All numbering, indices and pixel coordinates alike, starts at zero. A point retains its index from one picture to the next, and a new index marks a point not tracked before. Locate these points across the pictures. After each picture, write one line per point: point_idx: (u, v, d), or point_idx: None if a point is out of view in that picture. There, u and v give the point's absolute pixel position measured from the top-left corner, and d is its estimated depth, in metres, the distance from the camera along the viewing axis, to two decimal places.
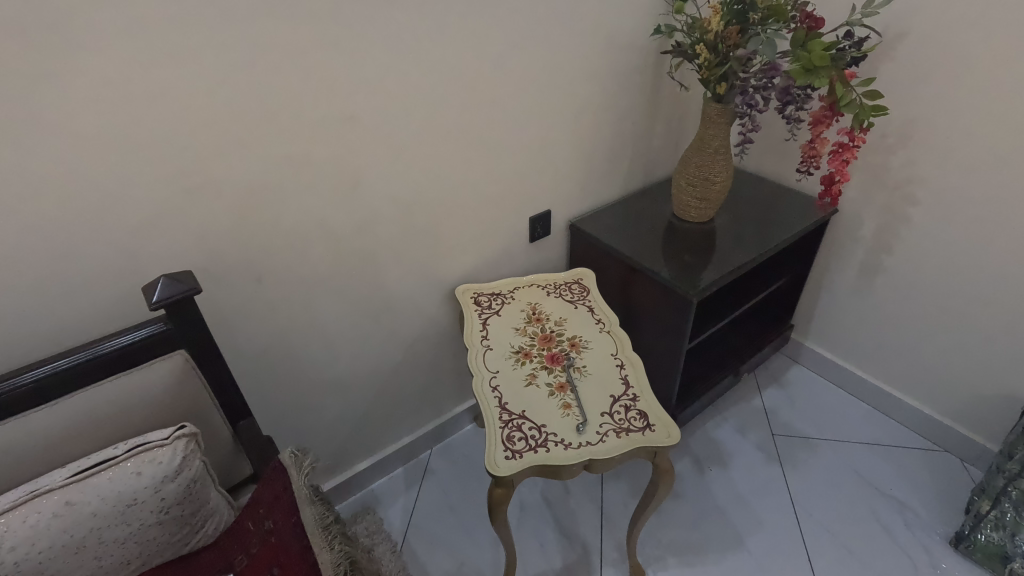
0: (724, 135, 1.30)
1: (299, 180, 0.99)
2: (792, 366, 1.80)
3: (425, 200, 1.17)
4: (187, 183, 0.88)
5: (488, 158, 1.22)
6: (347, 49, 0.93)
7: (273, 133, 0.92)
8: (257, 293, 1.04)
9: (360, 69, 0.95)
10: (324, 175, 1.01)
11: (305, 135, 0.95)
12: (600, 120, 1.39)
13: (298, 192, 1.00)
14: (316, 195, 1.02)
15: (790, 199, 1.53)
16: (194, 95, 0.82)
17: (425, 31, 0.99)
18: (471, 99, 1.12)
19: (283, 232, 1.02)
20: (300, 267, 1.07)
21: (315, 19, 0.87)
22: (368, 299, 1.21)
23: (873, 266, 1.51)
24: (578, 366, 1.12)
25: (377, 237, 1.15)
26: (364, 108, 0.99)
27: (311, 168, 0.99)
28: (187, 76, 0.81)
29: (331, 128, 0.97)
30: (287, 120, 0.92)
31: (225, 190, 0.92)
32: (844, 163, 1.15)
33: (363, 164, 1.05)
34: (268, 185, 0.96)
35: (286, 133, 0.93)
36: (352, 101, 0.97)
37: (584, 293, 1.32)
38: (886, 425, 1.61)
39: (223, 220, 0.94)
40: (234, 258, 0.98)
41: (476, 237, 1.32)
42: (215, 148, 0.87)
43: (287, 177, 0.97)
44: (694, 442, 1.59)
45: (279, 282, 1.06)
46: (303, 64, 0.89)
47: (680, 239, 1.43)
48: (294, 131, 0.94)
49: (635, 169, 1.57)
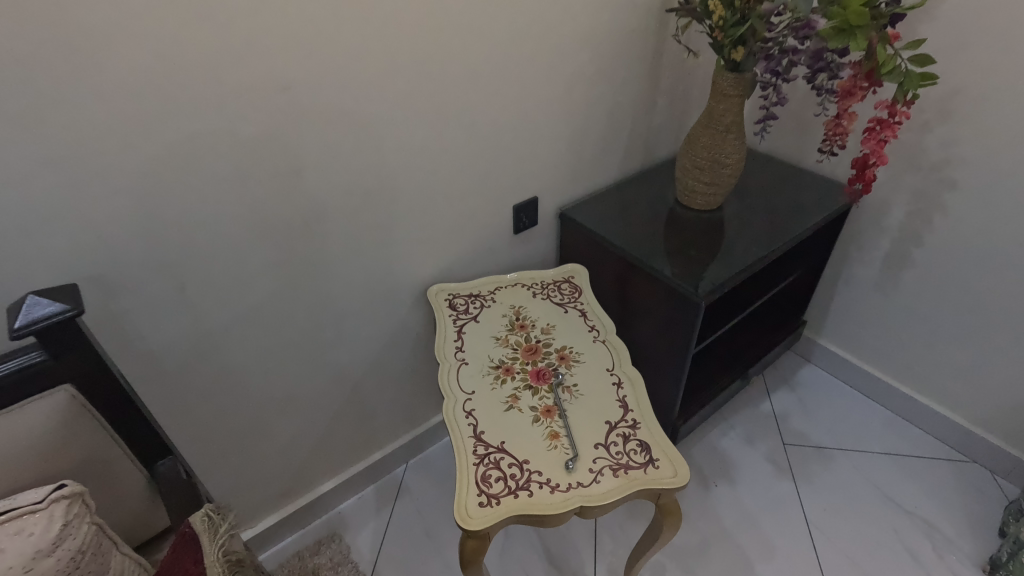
0: (737, 110, 1.11)
1: (226, 167, 0.80)
2: (804, 365, 1.65)
3: (387, 188, 0.99)
4: (73, 171, 0.69)
5: (463, 137, 1.04)
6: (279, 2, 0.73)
7: (186, 109, 0.73)
8: (181, 304, 0.87)
9: (297, 24, 0.76)
10: (258, 160, 0.82)
11: (228, 110, 0.76)
12: (594, 93, 1.20)
13: (224, 182, 0.81)
14: (249, 185, 0.84)
15: (807, 184, 1.36)
16: (73, 56, 0.63)
17: None
18: (440, 65, 0.93)
19: (209, 231, 0.84)
20: (234, 271, 0.89)
21: None
22: (323, 305, 1.04)
23: (899, 259, 1.35)
24: (568, 385, 0.95)
25: (330, 233, 0.97)
26: (304, 75, 0.80)
27: (240, 151, 0.80)
28: (59, 30, 0.62)
29: (264, 100, 0.79)
30: (203, 89, 0.73)
31: (126, 178, 0.73)
32: (882, 144, 0.96)
33: (308, 146, 0.86)
34: (186, 172, 0.77)
35: (201, 106, 0.74)
36: (288, 66, 0.78)
37: (575, 294, 1.15)
38: (907, 432, 1.47)
39: (127, 216, 0.75)
40: (147, 263, 0.80)
41: (451, 230, 1.14)
42: (108, 126, 0.69)
43: (210, 162, 0.79)
44: (697, 452, 1.44)
45: (208, 289, 0.88)
46: (220, 16, 0.70)
47: (685, 231, 1.26)
48: (215, 106, 0.75)
49: (633, 149, 1.39)
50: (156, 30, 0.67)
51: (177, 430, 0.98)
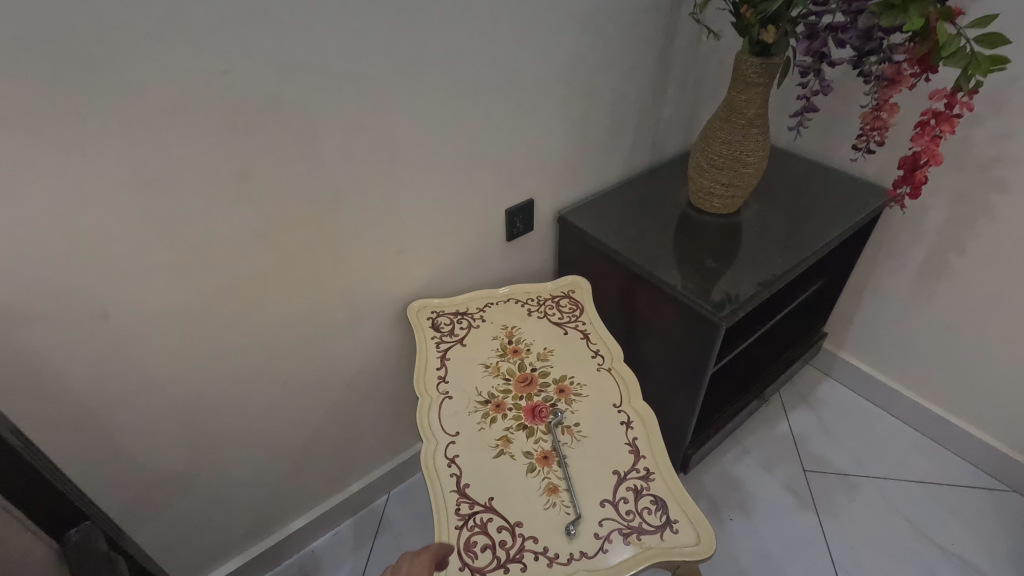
0: (762, 100, 0.97)
1: (150, 169, 0.65)
2: (823, 381, 1.52)
3: (356, 192, 0.85)
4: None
5: (446, 131, 0.89)
6: None
7: (92, 97, 0.58)
8: (105, 333, 0.72)
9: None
10: (192, 160, 0.67)
11: (147, 96, 0.61)
12: (597, 80, 1.05)
13: (151, 188, 0.66)
14: (184, 192, 0.69)
15: (833, 187, 1.23)
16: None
17: None
18: (417, 45, 0.78)
19: (135, 247, 0.69)
20: (169, 293, 0.75)
21: None
22: (283, 327, 0.90)
23: (936, 268, 1.21)
24: (569, 425, 0.81)
25: (287, 245, 0.82)
26: (246, 56, 0.65)
27: (168, 148, 0.65)
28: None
29: (197, 85, 0.64)
30: (110, 70, 0.58)
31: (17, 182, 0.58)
32: (937, 141, 0.82)
33: (255, 142, 0.71)
34: (100, 174, 0.62)
35: (109, 90, 0.59)
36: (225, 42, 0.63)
37: (576, 312, 1.01)
38: (938, 457, 1.34)
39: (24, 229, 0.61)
40: (56, 287, 0.66)
41: (433, 239, 1.00)
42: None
43: (128, 162, 0.63)
44: (709, 481, 1.30)
45: (139, 314, 0.74)
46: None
47: (699, 238, 1.12)
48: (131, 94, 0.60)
49: (640, 145, 1.24)
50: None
51: (111, 475, 0.84)
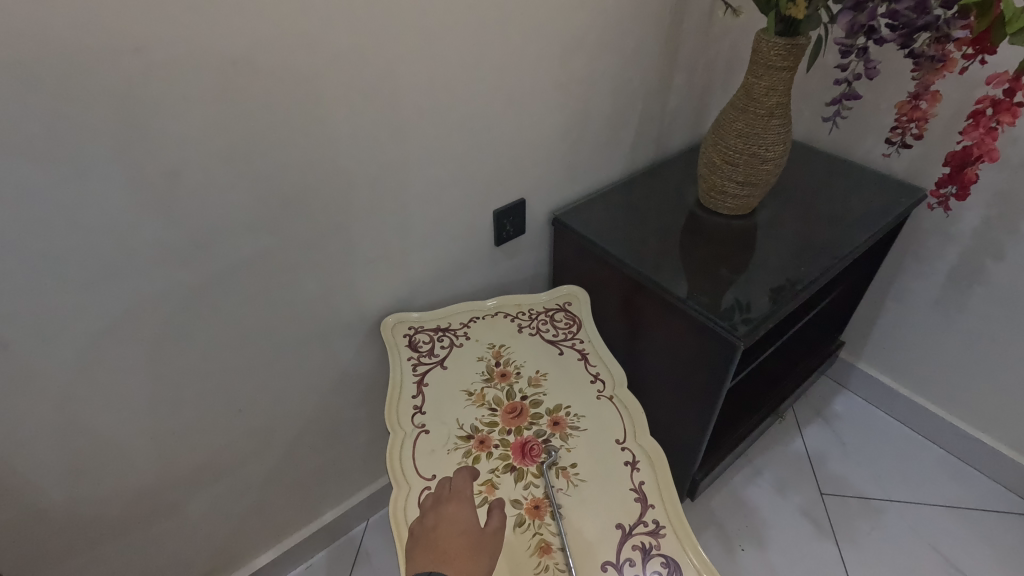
0: (785, 87, 0.85)
1: (50, 161, 0.54)
2: (839, 393, 1.41)
3: (314, 189, 0.73)
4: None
5: (419, 119, 0.77)
6: None
7: None
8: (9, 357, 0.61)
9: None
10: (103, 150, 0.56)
11: (39, 68, 0.50)
12: (595, 63, 0.93)
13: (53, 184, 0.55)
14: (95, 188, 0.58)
15: (856, 186, 1.11)
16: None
17: None
18: (381, 18, 0.66)
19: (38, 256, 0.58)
20: (88, 308, 0.64)
21: None
22: (234, 344, 0.79)
23: (970, 273, 1.09)
24: (564, 467, 0.70)
25: (233, 251, 0.71)
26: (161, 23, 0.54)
27: (72, 135, 0.54)
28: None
29: (100, 56, 0.52)
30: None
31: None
32: (993, 134, 0.70)
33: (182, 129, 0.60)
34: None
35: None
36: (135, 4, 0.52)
37: (572, 327, 0.89)
38: (967, 478, 1.23)
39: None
40: None
41: (409, 244, 0.88)
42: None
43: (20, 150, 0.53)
44: (718, 505, 1.19)
45: (54, 332, 0.63)
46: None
47: (710, 243, 1.00)
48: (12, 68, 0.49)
49: (643, 139, 1.12)
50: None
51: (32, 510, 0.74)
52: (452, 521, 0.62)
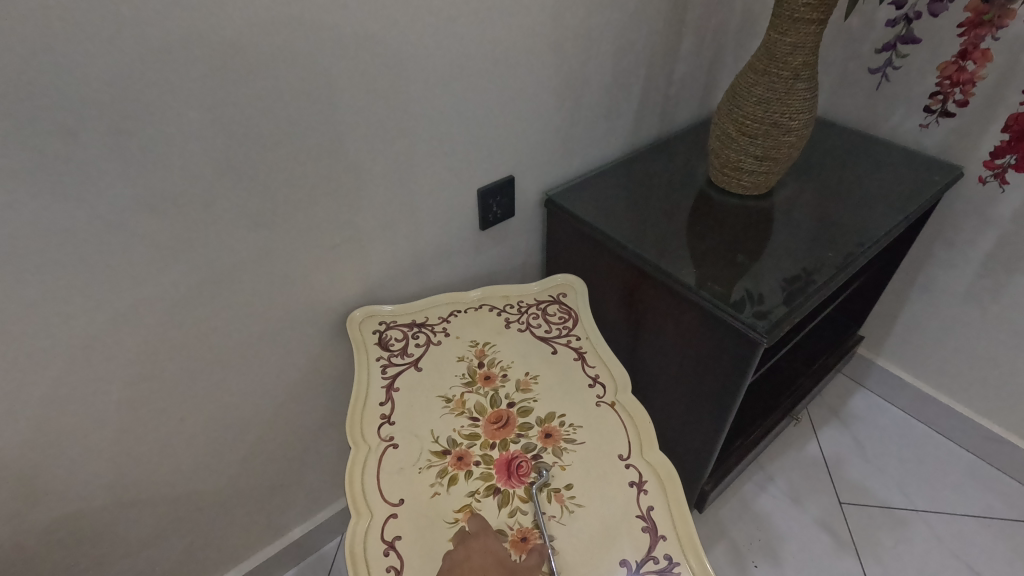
0: (813, 43, 0.74)
1: None
2: (856, 391, 1.30)
3: (256, 156, 0.61)
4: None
5: (382, 75, 0.65)
6: None
7: None
8: None
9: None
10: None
11: None
12: (593, 18, 0.81)
13: None
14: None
15: (883, 164, 1.00)
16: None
17: None
18: None
19: None
20: None
21: None
22: (168, 342, 0.67)
23: (1009, 261, 0.98)
24: (558, 490, 0.59)
25: (156, 229, 0.59)
26: None
27: None
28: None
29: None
30: None
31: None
32: None
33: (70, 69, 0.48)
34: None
35: None
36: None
37: (567, 322, 0.78)
38: (997, 485, 1.13)
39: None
40: None
41: (379, 225, 0.77)
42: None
43: None
44: (727, 516, 1.09)
45: None
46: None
47: (722, 226, 0.89)
48: None
49: (646, 110, 1.00)
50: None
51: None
52: (483, 553, 0.53)
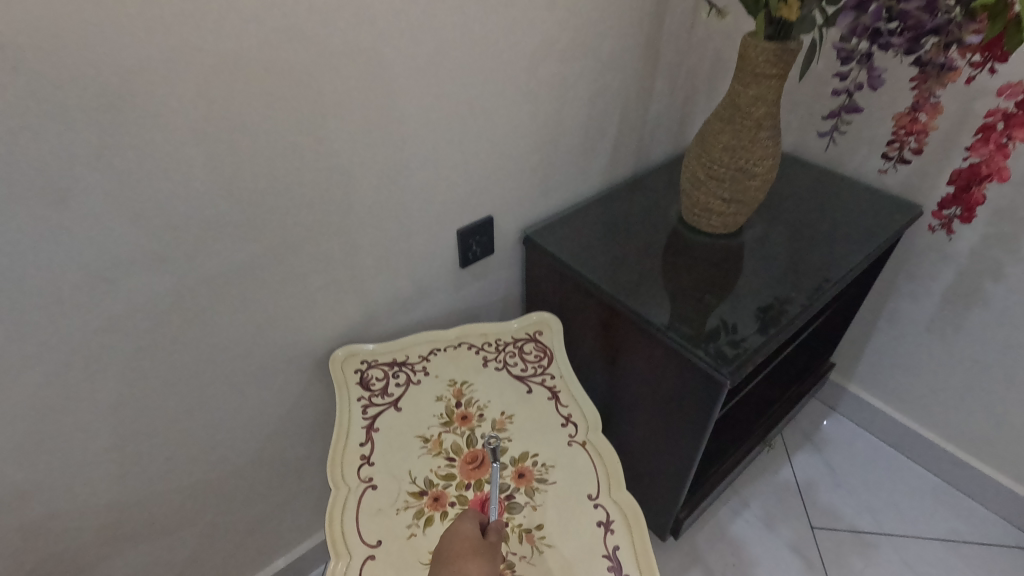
0: (774, 96, 0.78)
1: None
2: (828, 415, 1.34)
3: (241, 212, 0.64)
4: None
5: (363, 128, 0.68)
6: None
7: None
8: None
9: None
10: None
11: None
12: (568, 68, 0.85)
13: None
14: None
15: (849, 201, 1.04)
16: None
17: None
18: (311, 9, 0.57)
19: None
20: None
21: None
22: (155, 390, 0.69)
23: (967, 295, 1.03)
24: (529, 529, 0.61)
25: (141, 284, 0.61)
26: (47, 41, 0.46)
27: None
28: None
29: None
30: None
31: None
32: (1005, 150, 0.63)
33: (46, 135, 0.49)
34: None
35: None
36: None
37: (543, 360, 0.81)
38: (961, 508, 1.17)
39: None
40: None
41: (361, 269, 0.80)
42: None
43: None
44: (703, 541, 1.12)
45: None
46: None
47: (693, 264, 0.92)
48: None
49: (621, 149, 1.04)
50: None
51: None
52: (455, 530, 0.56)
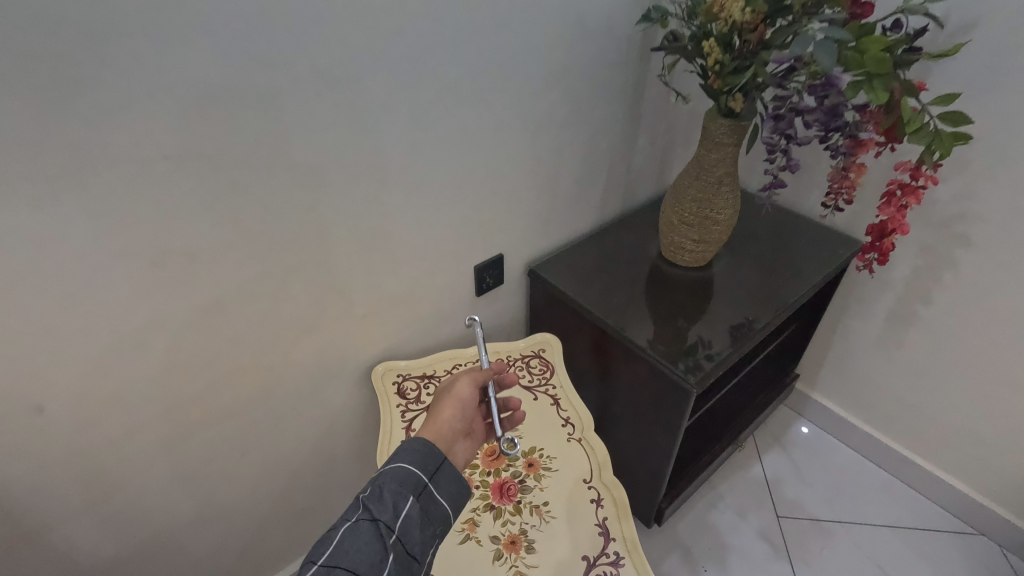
0: (731, 159, 0.96)
1: (115, 264, 0.64)
2: (796, 420, 1.52)
3: (314, 260, 0.82)
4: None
5: (408, 192, 0.87)
6: (165, 68, 0.57)
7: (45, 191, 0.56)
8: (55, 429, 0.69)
9: (173, 43, 0.57)
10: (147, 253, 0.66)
11: (112, 197, 0.60)
12: (566, 134, 1.04)
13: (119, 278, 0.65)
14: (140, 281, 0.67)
15: (804, 236, 1.23)
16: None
17: (296, 33, 0.64)
18: (378, 111, 0.76)
19: (87, 333, 0.66)
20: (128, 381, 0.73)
21: (82, 20, 0.52)
22: (241, 401, 0.87)
23: (904, 317, 1.22)
24: (537, 504, 0.79)
25: (239, 319, 0.79)
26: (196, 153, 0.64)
27: (136, 243, 0.64)
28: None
29: (127, 152, 0.59)
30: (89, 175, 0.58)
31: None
32: (903, 211, 0.82)
33: (194, 217, 0.67)
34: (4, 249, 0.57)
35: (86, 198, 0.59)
36: (158, 100, 0.58)
37: (546, 373, 0.99)
38: (908, 500, 1.35)
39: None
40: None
41: (398, 300, 0.98)
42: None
43: (95, 259, 0.63)
44: (683, 529, 1.29)
45: (96, 403, 0.71)
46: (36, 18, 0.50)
47: (670, 292, 1.11)
48: (90, 195, 0.59)
49: (611, 194, 1.23)
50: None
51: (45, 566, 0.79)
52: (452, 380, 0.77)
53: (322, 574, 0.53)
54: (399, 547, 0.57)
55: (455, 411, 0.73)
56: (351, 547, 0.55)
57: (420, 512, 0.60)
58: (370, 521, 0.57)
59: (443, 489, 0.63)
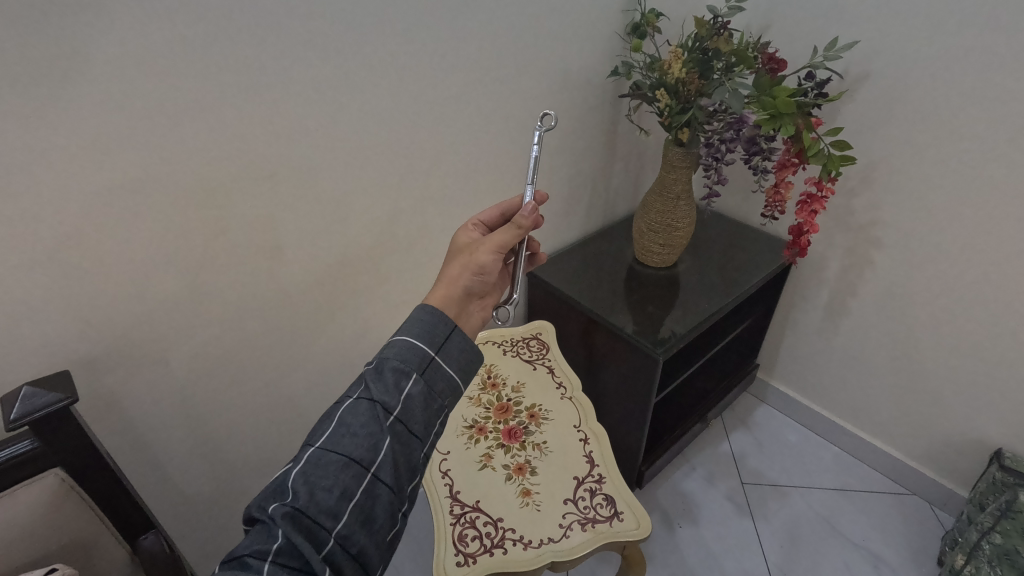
0: (686, 179, 1.22)
1: (232, 253, 0.89)
2: (759, 406, 1.75)
3: (360, 255, 1.07)
4: (50, 240, 0.72)
5: (432, 204, 1.12)
6: (276, 112, 0.84)
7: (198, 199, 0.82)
8: (179, 379, 0.92)
9: (286, 97, 0.84)
10: (252, 245, 0.91)
11: (236, 204, 0.86)
12: (556, 161, 1.31)
13: (232, 264, 0.90)
14: (245, 267, 0.92)
15: (753, 242, 1.49)
16: (65, 128, 0.68)
17: (359, 88, 0.91)
18: (414, 142, 1.02)
19: (208, 304, 0.90)
20: (229, 345, 0.96)
21: (233, 84, 0.78)
22: (302, 368, 1.10)
23: (837, 308, 1.47)
24: (537, 442, 1.02)
25: (306, 301, 1.03)
26: (290, 173, 0.90)
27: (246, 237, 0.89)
28: (54, 105, 0.66)
29: (248, 172, 0.85)
30: (223, 189, 0.83)
31: (98, 250, 0.76)
32: (813, 215, 1.07)
33: (285, 220, 0.93)
34: (165, 242, 0.81)
35: (221, 205, 0.84)
36: (269, 134, 0.84)
37: (543, 351, 1.22)
38: (853, 468, 1.57)
39: (105, 287, 0.79)
40: (148, 338, 0.86)
41: (422, 291, 1.23)
42: (88, 192, 0.72)
43: (220, 248, 0.87)
44: (662, 494, 1.51)
45: (207, 361, 0.95)
46: (215, 89, 0.76)
47: (643, 288, 1.35)
48: (222, 202, 0.84)
49: (593, 210, 1.49)
50: (150, 99, 0.72)
51: (159, 498, 1.00)
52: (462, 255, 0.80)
53: (318, 453, 0.61)
54: (400, 426, 0.64)
55: (472, 276, 0.78)
56: (346, 433, 0.62)
57: (423, 390, 0.66)
58: (368, 401, 0.63)
59: (444, 363, 0.68)
